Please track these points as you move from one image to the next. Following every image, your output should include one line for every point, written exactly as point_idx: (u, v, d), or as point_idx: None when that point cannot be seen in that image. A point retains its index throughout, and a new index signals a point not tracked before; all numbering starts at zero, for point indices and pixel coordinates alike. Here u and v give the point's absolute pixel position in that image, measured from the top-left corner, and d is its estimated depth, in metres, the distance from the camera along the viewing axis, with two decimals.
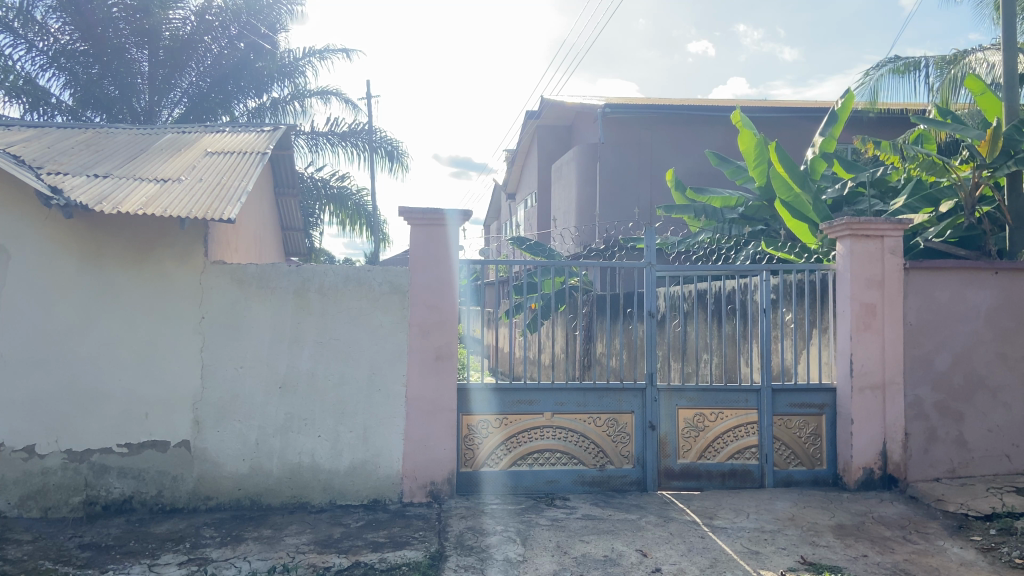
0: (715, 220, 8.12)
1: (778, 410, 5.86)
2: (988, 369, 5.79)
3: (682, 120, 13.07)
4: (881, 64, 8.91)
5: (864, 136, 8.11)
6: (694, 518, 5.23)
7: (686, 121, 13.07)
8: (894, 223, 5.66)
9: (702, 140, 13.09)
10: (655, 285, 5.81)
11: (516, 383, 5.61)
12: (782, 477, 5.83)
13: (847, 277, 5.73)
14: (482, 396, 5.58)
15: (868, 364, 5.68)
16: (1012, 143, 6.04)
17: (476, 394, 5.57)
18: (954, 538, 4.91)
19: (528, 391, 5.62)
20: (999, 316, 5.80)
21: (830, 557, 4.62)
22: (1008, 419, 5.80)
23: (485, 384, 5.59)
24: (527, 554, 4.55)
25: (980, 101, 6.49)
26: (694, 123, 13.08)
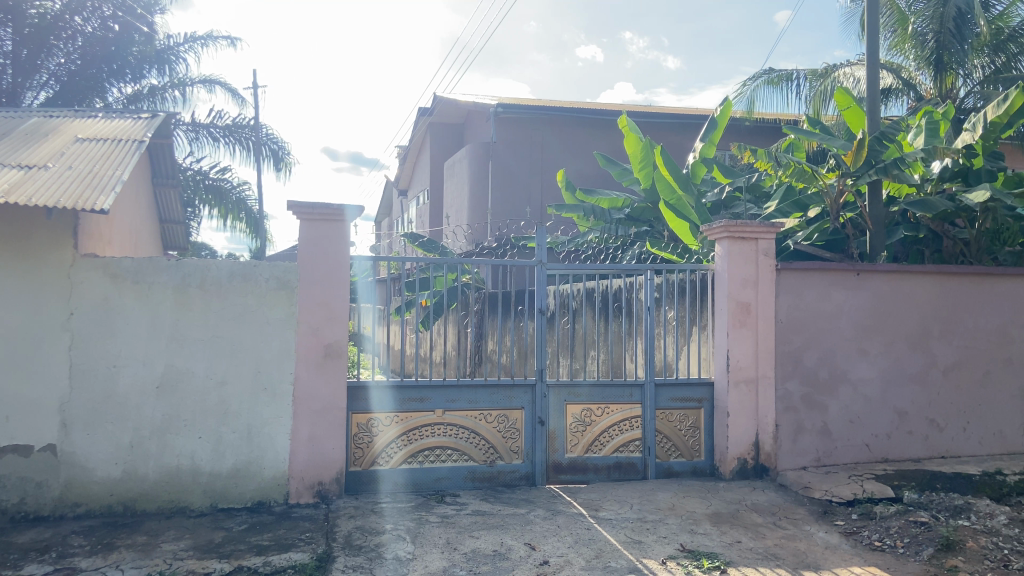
0: (604, 220, 8.26)
1: (660, 404, 6.11)
2: (850, 364, 6.23)
3: (573, 122, 13.28)
4: (758, 74, 9.22)
5: (740, 144, 8.10)
6: (580, 510, 5.38)
7: (578, 124, 13.28)
8: (767, 226, 6.01)
9: (593, 143, 13.37)
10: (545, 283, 5.92)
11: (415, 381, 5.62)
12: (663, 468, 6.09)
13: (724, 277, 6.05)
14: (380, 394, 5.55)
15: (743, 360, 6.02)
16: (872, 155, 6.49)
17: (374, 393, 5.53)
18: (819, 522, 5.30)
19: (420, 388, 5.62)
20: (859, 316, 6.24)
21: (707, 544, 4.89)
22: (866, 411, 6.25)
23: (380, 380, 5.56)
24: (416, 552, 4.55)
25: (847, 114, 7.00)
26: (584, 126, 13.32)
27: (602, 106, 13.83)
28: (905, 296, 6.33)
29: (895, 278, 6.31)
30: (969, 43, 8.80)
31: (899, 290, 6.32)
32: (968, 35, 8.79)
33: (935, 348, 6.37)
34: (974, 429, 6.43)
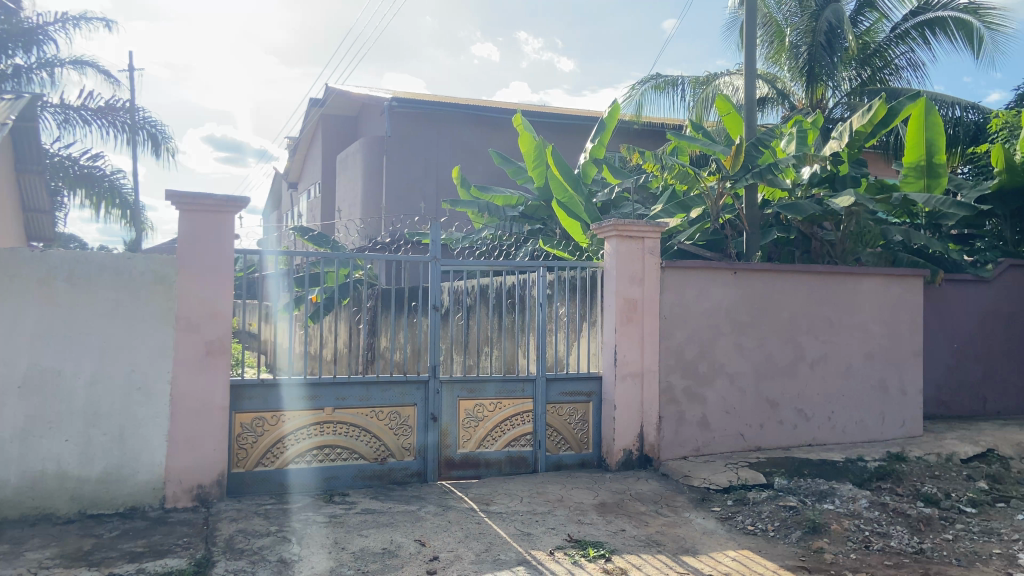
0: (498, 217, 8.31)
1: (551, 398, 6.22)
2: (727, 358, 6.55)
3: (469, 120, 13.24)
4: (646, 80, 9.54)
5: (630, 145, 8.26)
6: (470, 505, 5.41)
7: (474, 121, 13.26)
8: (652, 226, 6.23)
9: (488, 142, 13.36)
10: (439, 279, 5.92)
11: (326, 379, 5.59)
12: (553, 461, 6.21)
13: (613, 274, 6.22)
14: (291, 391, 5.47)
15: (629, 355, 6.21)
16: (750, 159, 6.84)
17: (285, 390, 5.45)
18: (698, 509, 5.55)
19: (323, 387, 5.56)
20: (737, 312, 6.57)
21: (593, 534, 5.03)
22: (742, 403, 6.59)
23: (293, 377, 5.48)
24: (302, 553, 4.45)
25: (727, 119, 7.36)
26: (480, 124, 13.31)
27: (498, 105, 13.90)
28: (778, 293, 6.71)
29: (769, 277, 6.68)
30: (837, 56, 9.40)
31: (772, 288, 6.69)
32: (838, 49, 9.39)
33: (804, 343, 6.79)
34: (838, 419, 6.88)
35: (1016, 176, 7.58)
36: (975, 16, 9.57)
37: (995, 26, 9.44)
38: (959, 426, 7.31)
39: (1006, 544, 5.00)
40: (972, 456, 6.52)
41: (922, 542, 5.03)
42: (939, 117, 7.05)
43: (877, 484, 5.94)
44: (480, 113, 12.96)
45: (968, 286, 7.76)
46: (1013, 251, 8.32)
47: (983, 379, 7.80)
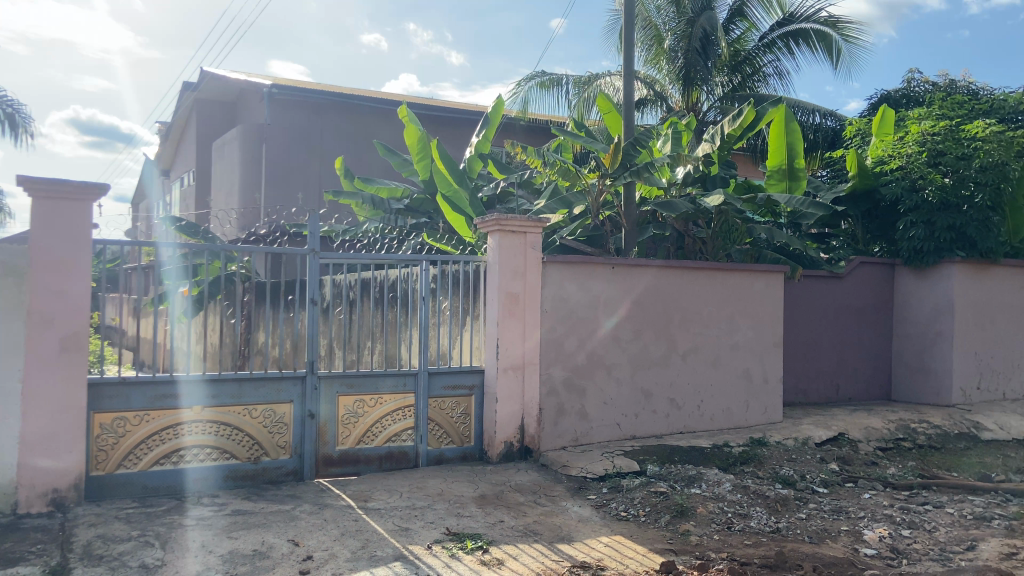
0: (382, 210, 8.18)
1: (433, 392, 6.21)
2: (605, 350, 6.74)
3: (349, 110, 13.04)
4: (531, 77, 9.77)
5: (513, 141, 8.27)
6: (348, 502, 5.34)
7: (354, 111, 13.07)
8: (533, 221, 6.31)
9: (375, 129, 13.22)
10: (317, 273, 5.79)
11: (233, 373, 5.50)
12: (434, 455, 6.21)
13: (496, 268, 6.27)
14: (200, 388, 5.36)
15: (511, 348, 6.28)
16: (628, 158, 7.06)
17: (191, 386, 5.33)
18: (574, 498, 5.71)
19: (229, 383, 5.46)
20: (614, 306, 6.78)
21: (472, 526, 5.08)
22: (618, 394, 6.81)
23: (197, 374, 5.36)
24: (168, 558, 4.27)
25: (607, 118, 7.61)
26: (362, 116, 13.13)
27: (383, 95, 13.74)
28: (653, 288, 6.97)
29: (646, 272, 6.92)
30: (711, 61, 9.90)
31: (647, 282, 6.94)
32: (711, 55, 9.86)
33: (677, 335, 7.09)
34: (707, 407, 7.23)
35: (866, 179, 8.31)
36: (835, 29, 10.37)
37: (852, 39, 10.26)
38: (814, 411, 7.84)
39: (852, 521, 5.43)
40: (826, 440, 7.01)
41: (779, 521, 5.38)
42: (797, 125, 7.68)
43: (741, 468, 6.30)
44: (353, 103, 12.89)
45: (825, 281, 8.33)
46: (863, 249, 9.01)
47: (837, 368, 8.40)
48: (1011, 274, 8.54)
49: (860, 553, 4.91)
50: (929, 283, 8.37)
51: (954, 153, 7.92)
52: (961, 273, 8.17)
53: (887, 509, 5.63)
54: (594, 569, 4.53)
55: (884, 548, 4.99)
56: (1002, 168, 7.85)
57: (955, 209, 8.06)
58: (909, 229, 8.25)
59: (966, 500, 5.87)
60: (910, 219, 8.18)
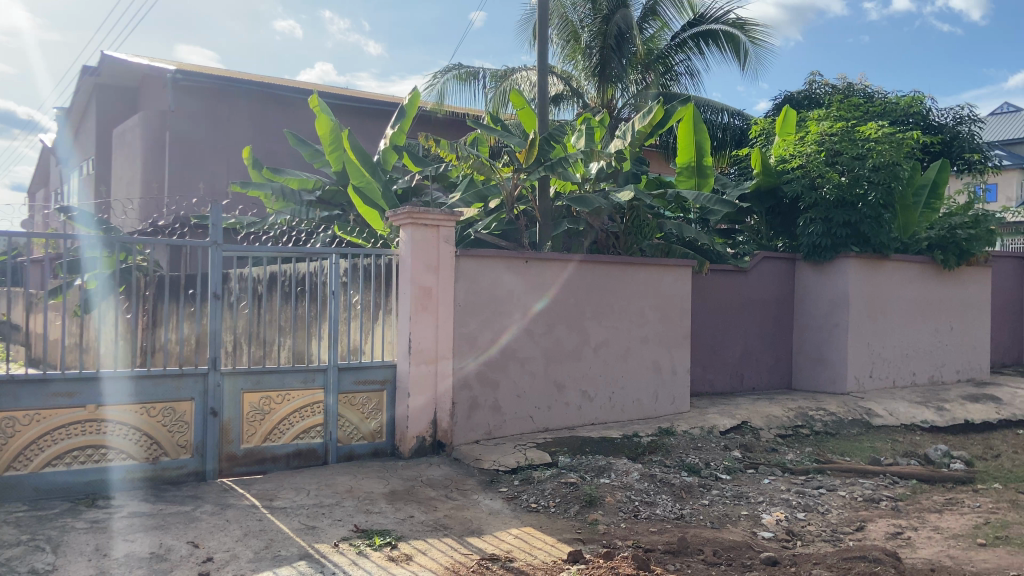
0: (293, 202, 7.96)
1: (343, 388, 6.11)
2: (518, 344, 6.79)
3: (257, 97, 12.67)
4: (448, 69, 9.74)
5: (426, 135, 8.19)
6: (252, 502, 5.21)
7: (262, 98, 12.71)
8: (446, 214, 6.25)
9: (282, 121, 12.85)
10: (220, 266, 5.60)
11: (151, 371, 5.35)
12: (344, 452, 6.12)
13: (408, 262, 6.20)
14: (118, 385, 5.22)
15: (423, 342, 6.22)
16: (542, 153, 7.09)
17: (111, 384, 5.19)
18: (486, 491, 5.73)
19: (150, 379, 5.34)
20: (527, 300, 6.82)
21: (381, 522, 5.04)
22: (531, 386, 6.87)
23: (120, 372, 5.22)
24: (57, 563, 4.08)
25: (521, 114, 7.53)
26: (271, 104, 12.76)
27: (296, 84, 13.43)
28: (566, 282, 7.05)
29: (559, 266, 6.99)
30: (626, 60, 10.15)
31: (560, 276, 7.01)
32: (625, 52, 10.08)
33: (589, 328, 7.20)
34: (617, 399, 7.38)
35: (769, 176, 8.66)
36: (742, 31, 10.79)
37: (758, 42, 10.70)
38: (720, 401, 8.11)
39: (752, 506, 5.65)
40: (730, 428, 7.27)
41: (683, 508, 5.55)
42: (703, 124, 8.11)
43: (649, 457, 6.46)
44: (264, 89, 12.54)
45: (731, 274, 8.60)
46: (767, 244, 9.36)
47: (742, 359, 8.70)
48: (901, 269, 9.04)
49: (759, 536, 5.11)
50: (826, 277, 8.75)
51: (849, 153, 8.40)
52: (856, 267, 8.59)
53: (784, 493, 5.88)
54: (502, 561, 4.56)
55: (780, 531, 5.21)
56: (892, 168, 8.36)
57: (850, 206, 8.50)
58: (809, 225, 8.62)
59: (857, 483, 6.20)
60: (809, 216, 8.55)
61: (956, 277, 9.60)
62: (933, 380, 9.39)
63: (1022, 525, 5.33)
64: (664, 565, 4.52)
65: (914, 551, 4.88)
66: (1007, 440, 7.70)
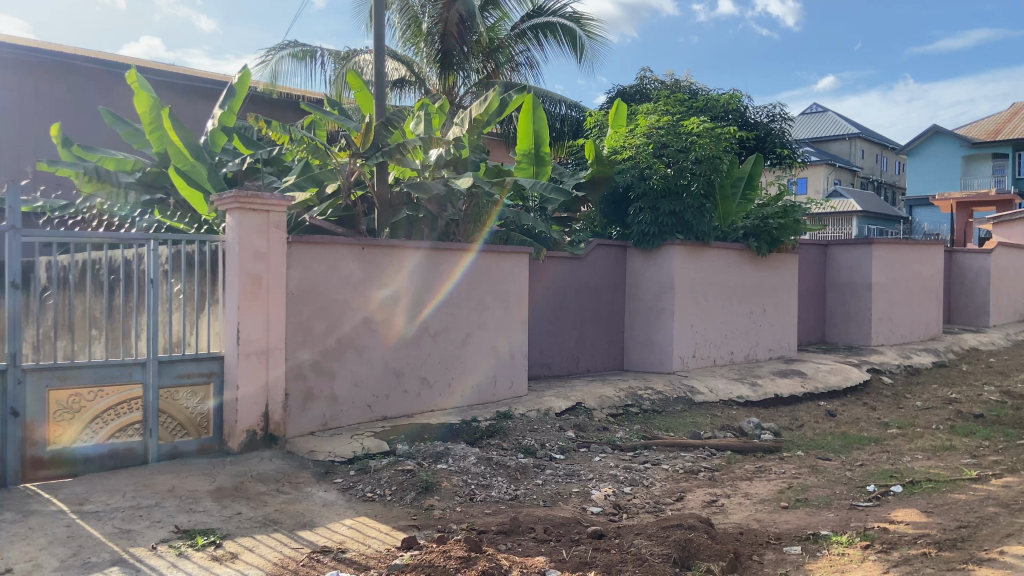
0: (110, 184, 7.33)
1: (164, 383, 5.74)
2: (354, 332, 6.67)
3: (59, 69, 11.56)
4: (283, 47, 9.66)
5: (258, 116, 8.01)
6: (59, 507, 4.81)
7: (65, 71, 11.62)
8: (278, 199, 6.01)
9: (92, 98, 11.82)
10: (20, 253, 5.10)
11: None
12: (167, 450, 5.77)
13: (235, 249, 5.90)
14: None
15: (253, 332, 5.95)
16: (379, 138, 6.98)
17: None
18: (320, 483, 5.61)
19: None
20: (364, 288, 6.72)
21: (205, 521, 4.81)
22: (369, 375, 6.79)
23: None
24: None
25: (358, 97, 7.46)
26: (87, 79, 11.77)
27: (111, 58, 12.41)
28: (403, 268, 7.00)
29: (396, 252, 6.93)
30: (467, 47, 10.31)
31: (397, 262, 6.95)
32: (466, 40, 10.20)
33: (427, 316, 7.20)
34: (456, 384, 7.44)
35: (602, 166, 8.99)
36: (579, 26, 11.12)
37: (592, 36, 11.07)
38: (556, 384, 8.39)
39: (582, 483, 5.88)
40: (565, 410, 7.53)
41: (518, 488, 5.69)
42: (543, 113, 8.27)
43: (487, 441, 6.57)
44: (65, 60, 11.45)
45: (567, 262, 8.89)
46: (601, 231, 9.76)
47: (578, 342, 9.03)
48: (721, 255, 9.71)
49: (588, 512, 5.32)
50: (654, 263, 9.23)
51: (674, 146, 8.96)
52: (681, 254, 9.13)
53: (613, 469, 6.18)
54: (334, 552, 4.47)
55: (608, 505, 5.46)
56: (712, 161, 9.01)
57: (675, 197, 9.05)
58: (638, 213, 9.10)
59: (678, 457, 6.61)
60: (639, 205, 9.03)
61: (769, 263, 10.43)
62: (749, 358, 10.19)
63: (819, 487, 5.89)
64: (497, 544, 4.60)
65: (726, 517, 5.26)
66: (810, 411, 8.49)
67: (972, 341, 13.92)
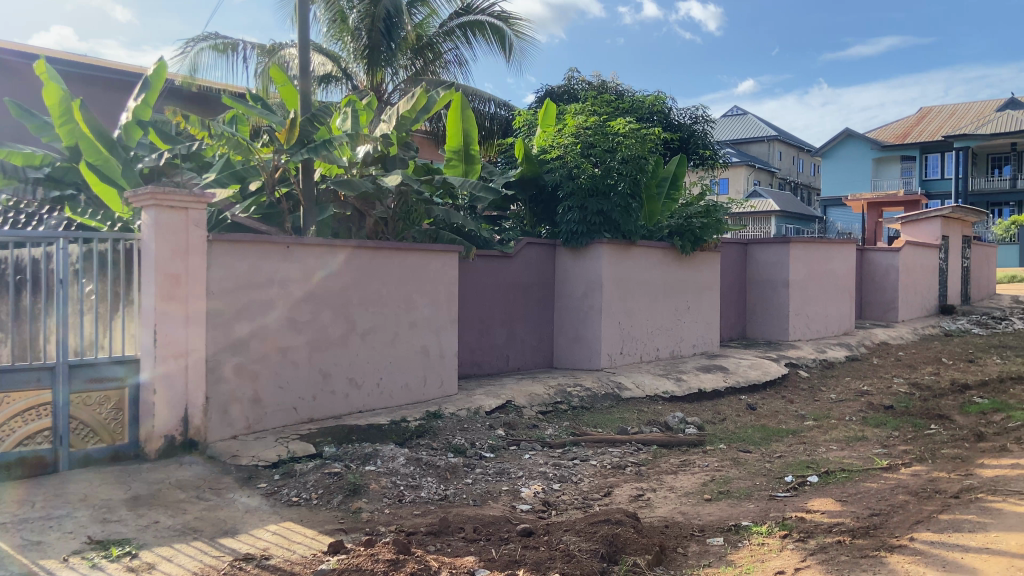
0: (15, 179, 6.89)
1: (75, 388, 5.50)
2: (278, 333, 6.51)
3: None
4: (203, 39, 9.38)
5: (174, 108, 7.72)
6: None
7: None
8: (195, 196, 5.82)
9: None
10: None
11: None
12: (79, 457, 5.50)
13: (151, 248, 5.68)
14: None
15: (171, 334, 5.74)
16: (304, 134, 6.82)
17: None
18: (242, 488, 5.46)
19: None
20: (289, 287, 6.57)
21: (120, 531, 4.62)
22: (294, 376, 6.64)
23: None
24: None
25: (282, 92, 7.28)
26: None
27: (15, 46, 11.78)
28: (329, 268, 6.88)
29: (322, 251, 6.79)
30: (395, 44, 10.24)
31: (323, 261, 6.82)
32: (394, 37, 10.12)
33: (354, 316, 7.09)
34: (385, 385, 7.36)
35: (531, 165, 9.03)
36: (507, 24, 11.10)
37: (521, 35, 11.10)
38: (486, 382, 8.39)
39: (512, 481, 5.90)
40: (494, 408, 7.55)
41: (447, 488, 5.67)
42: (472, 111, 8.25)
43: (416, 441, 6.52)
44: None
45: (496, 260, 8.90)
46: (530, 230, 9.83)
47: (508, 341, 9.06)
48: (647, 254, 9.89)
49: (517, 510, 5.35)
50: (582, 262, 9.34)
51: (601, 146, 9.07)
52: (608, 253, 9.27)
53: (542, 466, 6.22)
54: (257, 560, 4.36)
55: (537, 502, 5.50)
56: (638, 161, 9.17)
57: (603, 196, 9.15)
58: (567, 212, 9.18)
59: (606, 452, 6.71)
60: (567, 204, 9.10)
61: (692, 261, 10.69)
62: (674, 354, 10.43)
63: (740, 479, 6.08)
64: (425, 546, 4.57)
65: (652, 511, 5.37)
66: (732, 405, 8.75)
67: (881, 335, 14.62)
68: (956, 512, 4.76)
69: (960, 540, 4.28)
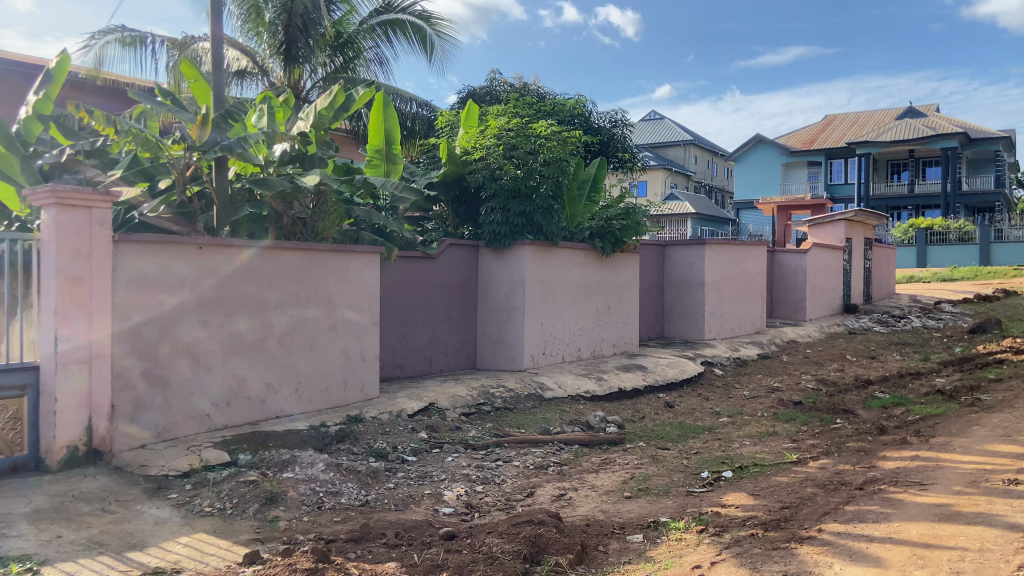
0: None
1: None
2: (190, 337, 6.27)
3: None
4: (109, 31, 8.94)
5: (77, 103, 7.01)
6: None
7: None
8: (100, 194, 5.57)
9: None
10: None
11: None
12: None
13: (51, 249, 5.40)
14: None
15: (73, 339, 5.46)
16: (218, 131, 6.58)
17: None
18: (152, 499, 5.23)
19: None
20: (201, 289, 6.34)
21: (19, 547, 4.35)
22: (208, 382, 6.41)
23: None
24: None
25: (193, 87, 6.81)
26: None
27: None
28: (245, 269, 6.67)
29: (237, 252, 6.58)
30: (313, 40, 9.95)
31: (238, 263, 6.61)
32: (312, 34, 9.90)
33: (271, 318, 6.90)
34: (303, 389, 7.19)
35: (454, 166, 8.99)
36: (428, 24, 11.02)
37: (442, 36, 11.05)
38: (408, 385, 8.31)
39: (435, 484, 5.86)
40: (416, 411, 7.48)
41: (368, 493, 5.58)
42: (393, 110, 8.15)
43: (336, 446, 6.40)
44: None
45: (418, 261, 8.82)
46: (453, 231, 9.79)
47: (430, 343, 8.99)
48: (569, 255, 10.00)
49: (440, 513, 5.31)
50: (505, 263, 9.37)
51: (523, 148, 9.12)
52: (531, 254, 9.32)
53: (465, 469, 6.20)
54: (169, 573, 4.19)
55: (460, 505, 5.48)
56: (559, 163, 9.26)
57: (525, 197, 9.20)
58: (490, 213, 9.18)
59: (529, 453, 6.75)
60: (490, 205, 9.10)
61: (613, 262, 10.86)
62: (594, 354, 10.57)
63: (659, 476, 6.21)
64: (346, 553, 4.48)
65: (573, 510, 5.43)
66: (651, 403, 8.94)
67: (791, 334, 15.21)
68: (860, 503, 5.00)
69: (865, 530, 4.49)
